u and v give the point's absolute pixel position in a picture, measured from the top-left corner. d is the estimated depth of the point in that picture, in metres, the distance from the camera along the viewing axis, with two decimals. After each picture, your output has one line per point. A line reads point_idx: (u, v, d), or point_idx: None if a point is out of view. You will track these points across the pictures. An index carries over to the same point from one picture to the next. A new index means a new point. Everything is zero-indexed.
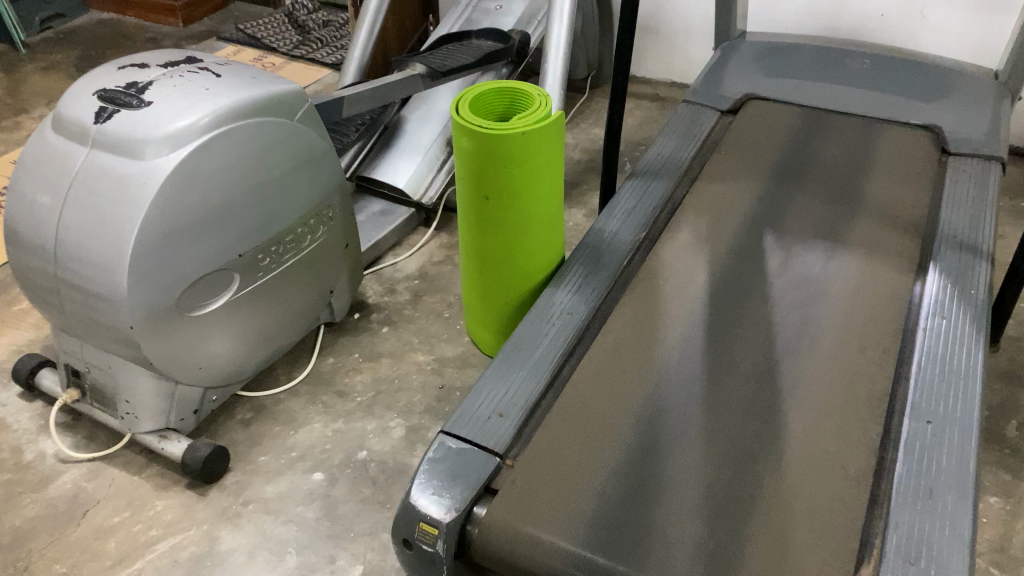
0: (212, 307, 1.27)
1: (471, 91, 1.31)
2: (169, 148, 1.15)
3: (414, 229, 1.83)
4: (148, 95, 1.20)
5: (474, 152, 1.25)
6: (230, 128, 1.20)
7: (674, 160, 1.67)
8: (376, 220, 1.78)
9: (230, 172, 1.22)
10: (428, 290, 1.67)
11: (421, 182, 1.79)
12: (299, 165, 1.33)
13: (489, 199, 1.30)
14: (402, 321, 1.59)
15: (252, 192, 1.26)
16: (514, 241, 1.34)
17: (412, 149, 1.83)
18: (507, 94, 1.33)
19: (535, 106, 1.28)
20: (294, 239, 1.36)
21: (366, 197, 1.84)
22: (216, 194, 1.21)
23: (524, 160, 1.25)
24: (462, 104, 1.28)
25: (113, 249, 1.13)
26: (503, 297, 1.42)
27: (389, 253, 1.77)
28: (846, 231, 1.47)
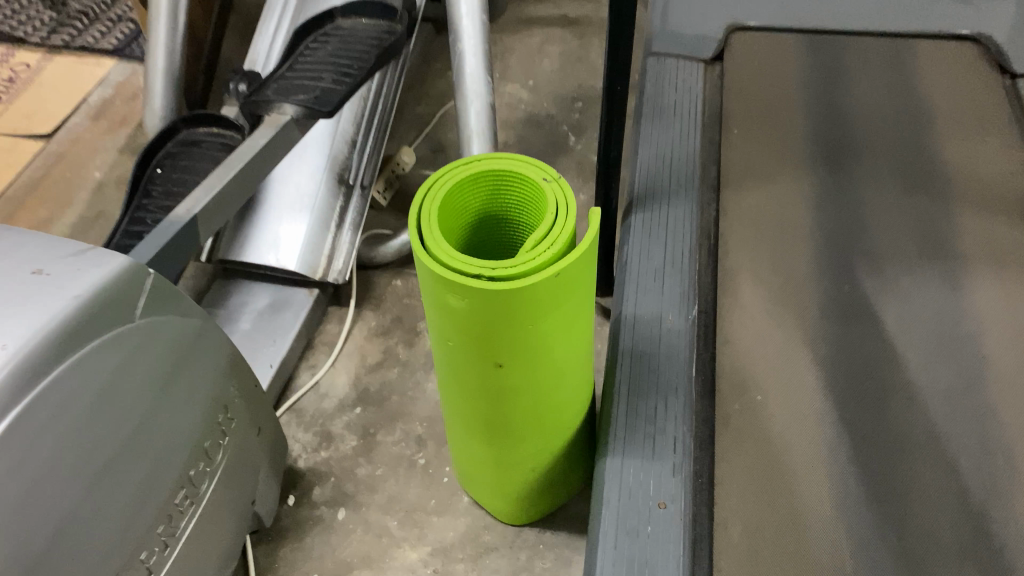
0: None
1: (430, 193, 0.77)
2: None
3: (324, 315, 1.27)
4: None
5: (475, 309, 0.73)
6: (32, 400, 0.61)
7: (676, 158, 1.18)
8: (269, 323, 1.21)
9: (55, 471, 0.64)
10: (380, 422, 1.14)
11: (318, 250, 1.23)
12: (161, 384, 0.76)
13: (500, 362, 0.79)
14: (362, 490, 1.08)
15: (102, 477, 0.70)
16: (541, 402, 0.85)
17: (292, 202, 1.24)
18: (485, 182, 0.80)
19: (547, 204, 0.76)
20: (181, 494, 0.81)
21: (240, 285, 1.25)
22: (41, 526, 0.63)
23: (554, 303, 0.74)
24: (428, 228, 0.75)
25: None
26: (526, 465, 0.93)
27: (301, 366, 1.22)
28: (954, 234, 1.06)
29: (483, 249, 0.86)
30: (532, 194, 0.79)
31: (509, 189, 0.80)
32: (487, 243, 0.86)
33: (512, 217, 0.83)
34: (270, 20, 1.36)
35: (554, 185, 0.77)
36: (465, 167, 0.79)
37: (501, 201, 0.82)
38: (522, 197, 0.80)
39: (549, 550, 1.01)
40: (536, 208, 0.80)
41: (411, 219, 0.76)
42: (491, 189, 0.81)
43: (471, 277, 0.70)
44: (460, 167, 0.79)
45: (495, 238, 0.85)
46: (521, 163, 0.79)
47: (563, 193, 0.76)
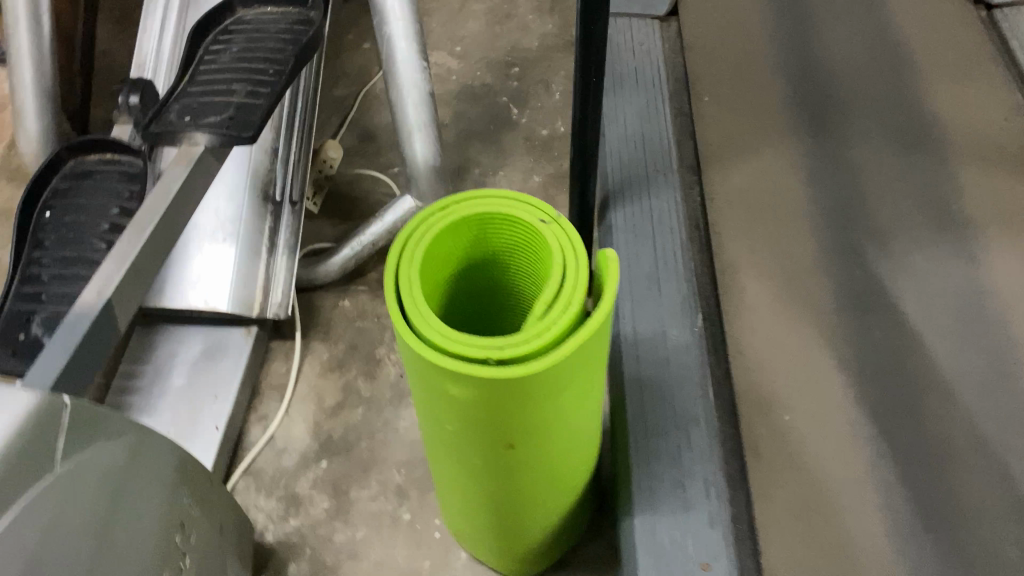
0: None
1: (404, 253, 0.63)
2: None
3: (267, 353, 1.12)
4: None
5: (484, 395, 0.59)
6: None
7: (647, 138, 1.05)
8: (206, 376, 1.05)
9: None
10: (352, 475, 1.01)
11: (250, 285, 1.06)
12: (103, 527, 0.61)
13: (511, 441, 0.66)
14: (343, 560, 0.95)
15: None
16: (555, 468, 0.73)
17: (212, 231, 1.06)
18: (467, 229, 0.66)
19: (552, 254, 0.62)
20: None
21: (163, 331, 1.07)
22: None
23: (574, 375, 0.62)
24: (412, 302, 0.60)
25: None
26: (537, 526, 0.81)
27: (250, 419, 1.07)
28: (962, 196, 0.97)
29: (465, 299, 0.72)
30: (527, 239, 0.66)
31: (497, 233, 0.67)
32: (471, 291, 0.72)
33: (501, 261, 0.69)
34: (154, 13, 1.15)
35: (557, 230, 0.64)
36: (442, 214, 0.65)
37: (487, 247, 0.68)
38: (515, 241, 0.67)
39: None
40: (533, 254, 0.66)
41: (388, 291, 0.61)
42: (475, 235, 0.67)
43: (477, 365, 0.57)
44: (437, 215, 0.65)
45: (480, 285, 0.72)
46: (510, 203, 0.66)
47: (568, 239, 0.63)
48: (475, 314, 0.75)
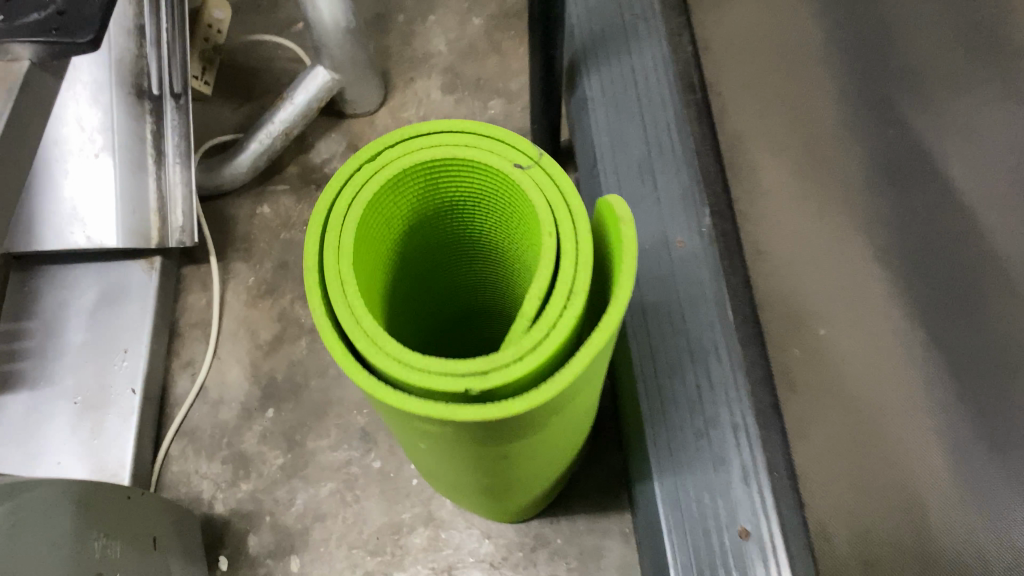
0: None
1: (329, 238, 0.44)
2: None
3: (179, 283, 0.93)
4: None
5: (470, 430, 0.42)
6: None
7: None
8: (110, 326, 0.86)
9: None
10: (305, 423, 0.86)
11: (141, 211, 0.86)
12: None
13: (505, 452, 0.50)
14: (311, 524, 0.82)
15: None
16: (557, 451, 0.58)
17: (78, 147, 0.83)
18: (415, 183, 0.47)
19: (540, 216, 0.44)
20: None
21: (47, 274, 0.87)
22: None
23: (586, 379, 0.45)
24: (351, 313, 0.42)
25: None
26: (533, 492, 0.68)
27: (173, 366, 0.89)
28: (1006, 17, 0.79)
29: (414, 260, 0.54)
30: (501, 187, 0.47)
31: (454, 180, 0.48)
32: (423, 250, 0.54)
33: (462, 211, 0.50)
34: None
35: (543, 179, 0.45)
36: (377, 169, 0.46)
37: (441, 199, 0.49)
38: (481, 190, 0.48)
39: (570, 545, 0.80)
40: (511, 204, 0.48)
41: (313, 299, 0.42)
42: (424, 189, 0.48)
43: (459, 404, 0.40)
44: (370, 171, 0.46)
45: (433, 241, 0.53)
46: (471, 141, 0.46)
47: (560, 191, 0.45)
48: (429, 273, 0.57)
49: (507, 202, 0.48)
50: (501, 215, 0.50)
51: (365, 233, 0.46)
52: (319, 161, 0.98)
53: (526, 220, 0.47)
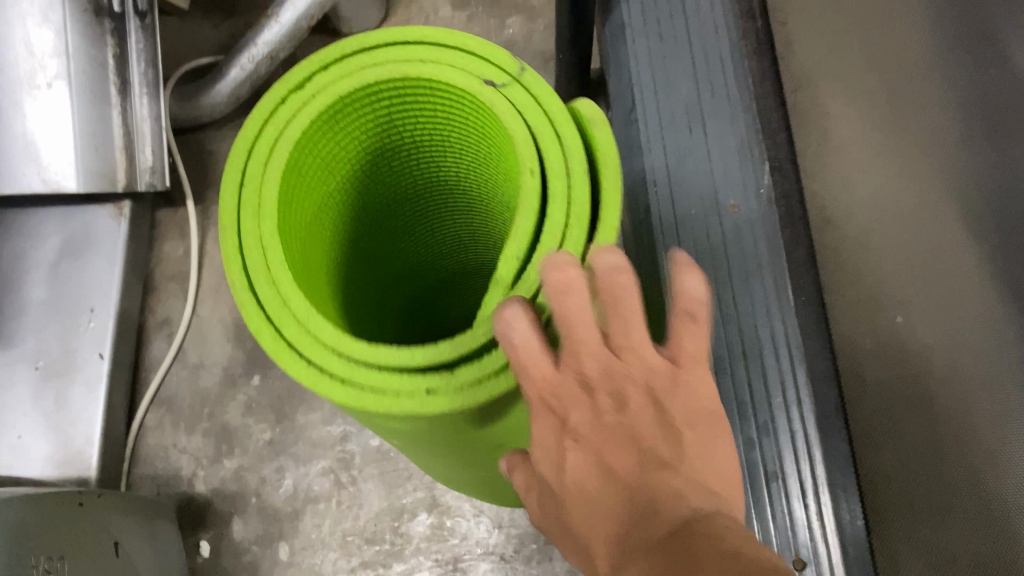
0: None
1: (258, 189, 0.37)
2: None
3: (153, 230, 0.82)
4: None
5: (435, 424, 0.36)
6: None
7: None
8: (75, 283, 0.76)
9: None
10: (295, 393, 0.77)
11: (105, 149, 0.75)
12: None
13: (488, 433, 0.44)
14: (301, 506, 0.74)
15: None
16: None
17: (28, 75, 0.70)
18: (363, 109, 0.40)
19: (521, 151, 0.36)
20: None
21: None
22: None
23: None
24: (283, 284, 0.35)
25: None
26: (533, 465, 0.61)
27: (148, 324, 0.80)
28: None
29: (375, 198, 0.47)
30: (474, 112, 0.40)
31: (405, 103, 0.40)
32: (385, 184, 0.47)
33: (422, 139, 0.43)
34: None
35: (525, 102, 0.38)
36: (305, 97, 0.38)
37: (401, 124, 0.42)
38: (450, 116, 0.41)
39: None
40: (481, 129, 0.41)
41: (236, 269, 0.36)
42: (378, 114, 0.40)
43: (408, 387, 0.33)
44: (310, 101, 0.38)
45: (394, 173, 0.46)
46: (437, 58, 0.39)
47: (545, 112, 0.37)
48: (397, 211, 0.50)
49: (481, 129, 0.41)
50: (476, 146, 0.43)
51: (303, 176, 0.39)
52: None
53: (503, 152, 0.40)
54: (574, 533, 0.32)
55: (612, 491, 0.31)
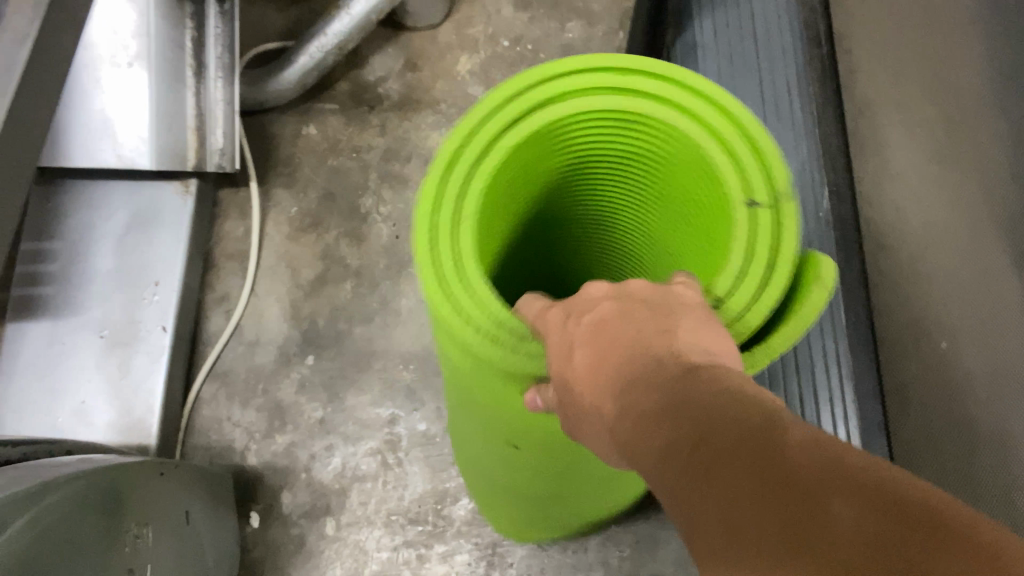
0: None
1: (488, 122, 0.37)
2: None
3: (215, 207, 0.84)
4: None
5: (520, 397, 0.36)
6: None
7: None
8: (139, 258, 0.79)
9: None
10: (345, 373, 0.80)
11: (178, 130, 0.77)
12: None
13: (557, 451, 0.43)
14: (348, 484, 0.77)
15: None
16: (610, 481, 0.50)
17: (109, 54, 0.73)
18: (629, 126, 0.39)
19: (739, 234, 0.35)
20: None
21: (70, 189, 0.78)
22: None
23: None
24: (457, 225, 0.35)
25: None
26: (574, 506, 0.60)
27: (205, 300, 0.82)
28: None
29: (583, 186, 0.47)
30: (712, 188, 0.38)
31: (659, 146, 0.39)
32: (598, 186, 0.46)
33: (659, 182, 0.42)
34: None
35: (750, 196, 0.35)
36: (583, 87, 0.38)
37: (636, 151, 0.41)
38: (675, 162, 0.40)
39: (625, 533, 0.75)
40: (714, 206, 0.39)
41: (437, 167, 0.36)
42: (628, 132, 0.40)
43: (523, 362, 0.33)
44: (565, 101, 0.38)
45: (607, 188, 0.46)
46: (686, 103, 0.37)
47: (749, 198, 0.35)
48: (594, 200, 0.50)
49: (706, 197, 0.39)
50: (681, 198, 0.42)
51: (529, 146, 0.39)
52: (373, 79, 0.88)
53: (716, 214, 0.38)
54: (589, 421, 0.29)
55: (608, 392, 0.28)
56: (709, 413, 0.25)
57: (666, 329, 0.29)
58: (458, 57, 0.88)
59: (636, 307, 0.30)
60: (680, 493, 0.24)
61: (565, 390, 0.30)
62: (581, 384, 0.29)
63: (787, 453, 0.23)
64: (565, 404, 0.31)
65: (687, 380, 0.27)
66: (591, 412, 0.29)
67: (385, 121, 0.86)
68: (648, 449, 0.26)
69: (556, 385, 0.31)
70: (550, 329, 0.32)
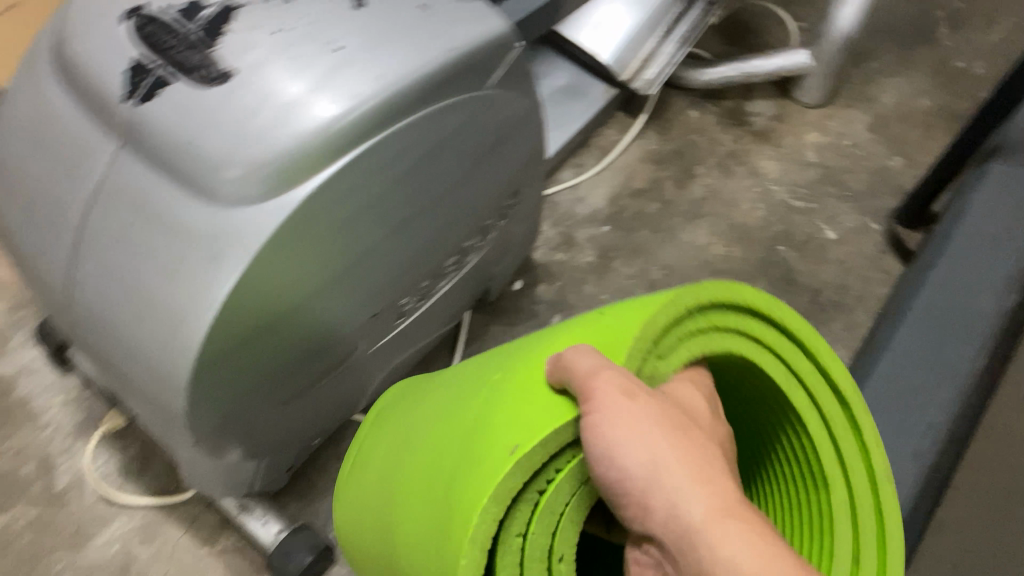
0: (328, 381, 0.79)
1: (755, 327, 0.50)
2: (271, 184, 0.60)
3: (610, 115, 1.19)
4: (229, 46, 0.61)
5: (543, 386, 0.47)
6: (386, 132, 0.63)
7: None
8: (559, 103, 1.14)
9: (377, 197, 0.67)
10: (621, 251, 1.09)
11: (634, 50, 1.11)
12: (472, 166, 0.75)
13: (452, 404, 0.54)
14: (583, 307, 1.05)
15: (408, 222, 0.72)
16: (389, 475, 0.58)
17: None
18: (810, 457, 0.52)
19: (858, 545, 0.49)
20: (456, 269, 0.84)
21: (544, 54, 1.19)
22: (348, 245, 0.67)
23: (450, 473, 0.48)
24: (690, 345, 0.49)
25: (167, 363, 0.62)
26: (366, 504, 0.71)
27: (568, 160, 1.15)
28: None
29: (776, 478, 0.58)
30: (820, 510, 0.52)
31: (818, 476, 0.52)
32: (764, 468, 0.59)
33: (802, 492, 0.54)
34: None
35: (848, 551, 0.48)
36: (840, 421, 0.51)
37: (806, 496, 0.53)
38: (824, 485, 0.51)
39: None
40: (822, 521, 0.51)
41: (722, 294, 0.48)
42: (808, 466, 0.52)
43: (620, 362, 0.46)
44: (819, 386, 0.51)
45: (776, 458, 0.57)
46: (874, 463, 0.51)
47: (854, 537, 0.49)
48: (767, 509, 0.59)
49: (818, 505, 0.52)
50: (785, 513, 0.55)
51: (765, 377, 0.51)
52: (751, 112, 1.22)
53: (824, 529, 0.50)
54: (682, 441, 0.42)
55: (703, 462, 0.42)
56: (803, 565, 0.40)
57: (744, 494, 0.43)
58: (811, 133, 1.20)
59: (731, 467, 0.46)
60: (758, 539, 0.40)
61: (676, 418, 0.44)
62: (704, 457, 0.43)
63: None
64: (658, 425, 0.43)
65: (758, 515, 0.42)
66: (706, 470, 0.42)
67: (741, 137, 1.19)
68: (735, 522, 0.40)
69: (666, 407, 0.44)
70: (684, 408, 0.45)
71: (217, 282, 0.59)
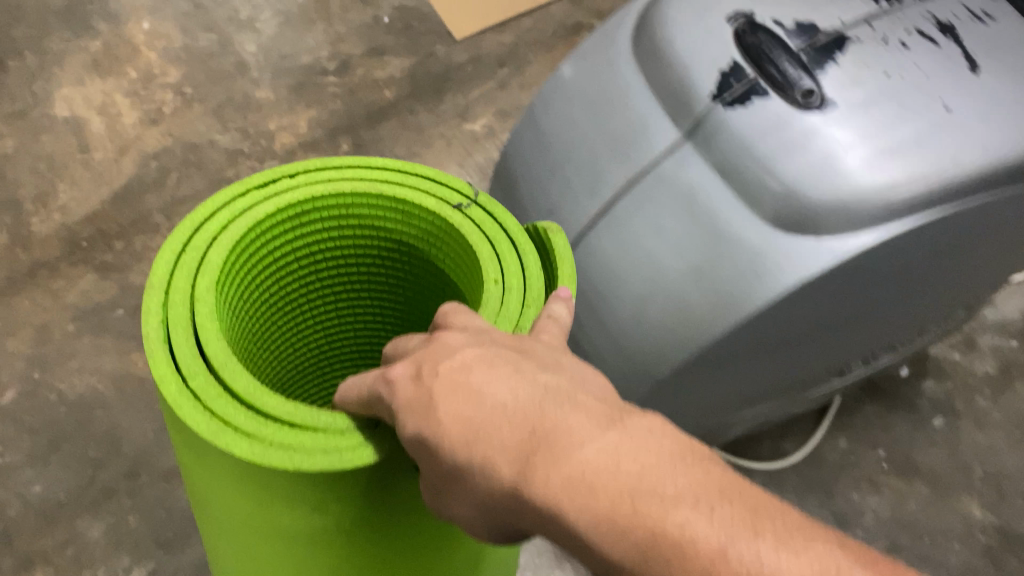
0: (746, 412, 0.77)
1: (222, 208, 0.51)
2: (831, 230, 0.58)
3: None
4: (833, 75, 0.59)
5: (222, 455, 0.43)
6: (959, 206, 0.59)
7: None
8: None
9: (905, 264, 0.63)
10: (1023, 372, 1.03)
11: None
12: (984, 259, 0.70)
13: (235, 528, 0.50)
14: (969, 418, 1.00)
15: (915, 290, 0.68)
16: None
17: None
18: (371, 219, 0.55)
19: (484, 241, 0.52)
20: (904, 349, 0.80)
21: None
22: (859, 302, 0.65)
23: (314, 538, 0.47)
24: (224, 228, 0.50)
25: (666, 353, 0.64)
26: None
27: None
28: None
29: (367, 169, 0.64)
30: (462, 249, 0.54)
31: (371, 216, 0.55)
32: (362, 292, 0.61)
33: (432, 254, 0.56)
34: None
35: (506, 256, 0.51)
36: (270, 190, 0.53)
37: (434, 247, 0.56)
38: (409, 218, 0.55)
39: None
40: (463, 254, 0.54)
41: (198, 216, 0.50)
42: (398, 225, 0.55)
43: (208, 265, 0.48)
44: (314, 190, 0.53)
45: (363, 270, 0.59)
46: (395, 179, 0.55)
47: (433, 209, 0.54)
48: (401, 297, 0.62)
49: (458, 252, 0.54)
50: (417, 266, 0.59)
51: (332, 217, 0.54)
52: None
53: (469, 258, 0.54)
54: (439, 401, 0.36)
55: (485, 434, 0.34)
56: (652, 453, 0.32)
57: (529, 372, 0.36)
58: None
59: (525, 360, 0.37)
60: (619, 516, 0.31)
61: (408, 405, 0.36)
62: (495, 396, 0.35)
63: (643, 504, 0.31)
64: (444, 411, 0.35)
65: (553, 402, 0.34)
66: (482, 424, 0.34)
67: None
68: (544, 466, 0.32)
69: (413, 382, 0.37)
70: (422, 366, 0.37)
71: (744, 305, 0.60)
